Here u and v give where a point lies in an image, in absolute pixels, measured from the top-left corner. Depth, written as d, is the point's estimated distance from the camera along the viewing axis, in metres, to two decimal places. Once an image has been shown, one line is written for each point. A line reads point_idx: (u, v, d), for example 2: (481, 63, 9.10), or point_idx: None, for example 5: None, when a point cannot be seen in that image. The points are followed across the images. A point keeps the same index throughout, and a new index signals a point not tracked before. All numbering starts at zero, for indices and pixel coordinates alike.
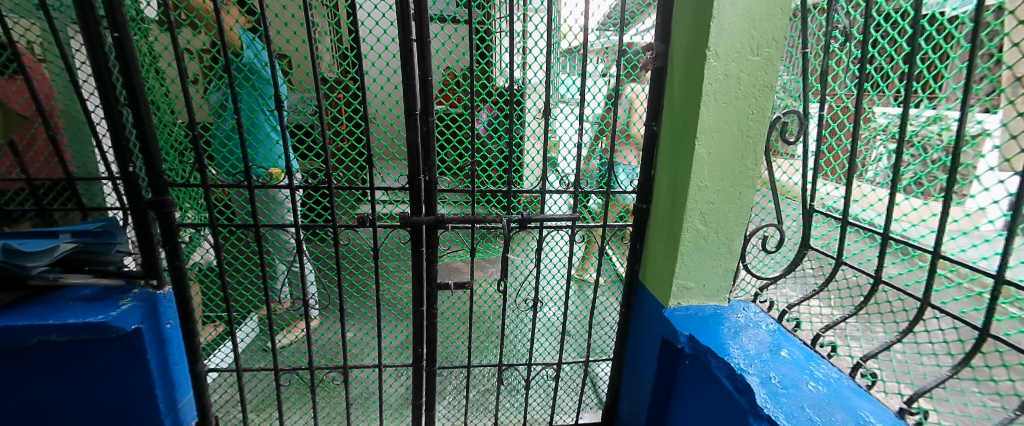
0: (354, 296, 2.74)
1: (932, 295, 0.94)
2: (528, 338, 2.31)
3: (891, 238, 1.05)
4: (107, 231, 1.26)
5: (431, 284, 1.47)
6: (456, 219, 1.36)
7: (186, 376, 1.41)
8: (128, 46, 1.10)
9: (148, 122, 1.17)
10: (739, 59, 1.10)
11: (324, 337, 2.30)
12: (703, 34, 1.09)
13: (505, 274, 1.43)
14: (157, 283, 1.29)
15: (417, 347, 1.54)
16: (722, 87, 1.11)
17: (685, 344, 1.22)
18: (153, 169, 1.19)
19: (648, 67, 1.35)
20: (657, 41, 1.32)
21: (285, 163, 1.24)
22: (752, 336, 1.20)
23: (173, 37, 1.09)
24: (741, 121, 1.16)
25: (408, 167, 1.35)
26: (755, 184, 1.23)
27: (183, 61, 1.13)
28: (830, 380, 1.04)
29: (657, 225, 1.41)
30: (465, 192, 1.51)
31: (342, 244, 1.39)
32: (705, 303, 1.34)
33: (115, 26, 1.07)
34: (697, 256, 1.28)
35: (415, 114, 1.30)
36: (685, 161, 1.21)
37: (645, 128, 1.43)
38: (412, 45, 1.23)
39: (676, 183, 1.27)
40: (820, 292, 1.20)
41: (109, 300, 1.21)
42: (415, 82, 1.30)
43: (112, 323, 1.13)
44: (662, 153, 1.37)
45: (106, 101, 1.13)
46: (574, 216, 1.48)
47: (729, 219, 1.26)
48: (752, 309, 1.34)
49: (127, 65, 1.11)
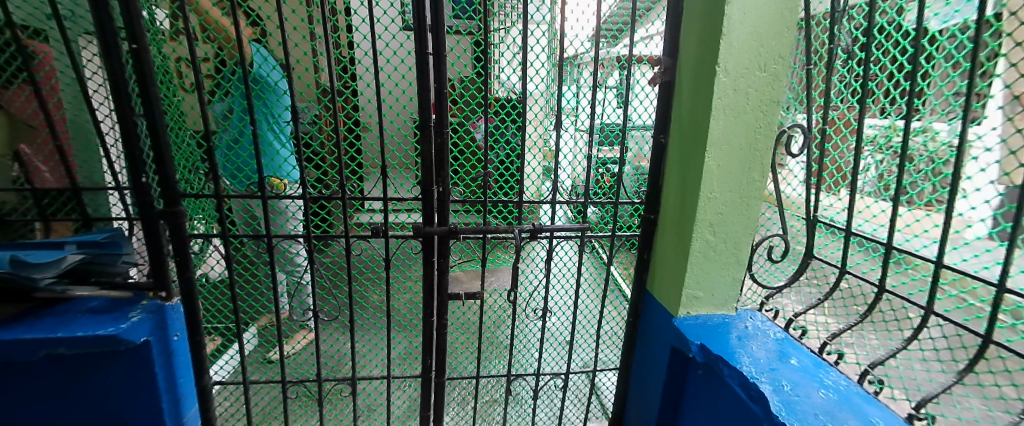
0: (362, 306, 2.72)
1: (935, 304, 0.98)
2: (537, 348, 2.30)
3: (895, 248, 1.09)
4: (113, 242, 1.26)
5: (441, 294, 1.46)
6: (469, 229, 1.36)
7: (192, 389, 1.38)
8: (146, 57, 1.10)
9: (163, 132, 1.17)
10: (747, 75, 1.14)
11: (331, 348, 2.28)
12: (712, 51, 1.13)
13: (516, 284, 1.44)
14: (166, 295, 1.27)
15: (427, 358, 1.52)
16: (731, 101, 1.15)
17: (696, 352, 1.23)
18: (166, 179, 1.18)
19: (657, 81, 1.38)
20: (666, 56, 1.36)
21: (300, 173, 1.24)
22: (761, 344, 1.23)
23: (190, 46, 1.09)
24: (749, 135, 1.20)
25: (421, 177, 1.35)
26: (762, 196, 1.27)
27: (199, 72, 1.13)
28: (840, 387, 1.07)
29: (665, 234, 1.43)
30: (477, 201, 1.48)
31: (353, 254, 1.36)
32: (713, 312, 1.36)
33: (134, 38, 1.08)
34: (707, 267, 1.30)
35: (429, 125, 1.31)
36: (695, 174, 1.24)
37: (654, 140, 1.46)
38: (428, 58, 1.26)
39: (685, 194, 1.30)
40: (825, 301, 1.24)
41: (118, 312, 1.19)
42: (431, 93, 1.31)
43: (122, 336, 1.12)
44: (671, 164, 1.39)
45: (120, 111, 1.12)
46: (584, 226, 1.47)
47: (737, 229, 1.29)
48: (759, 318, 1.37)
49: (144, 76, 1.11)
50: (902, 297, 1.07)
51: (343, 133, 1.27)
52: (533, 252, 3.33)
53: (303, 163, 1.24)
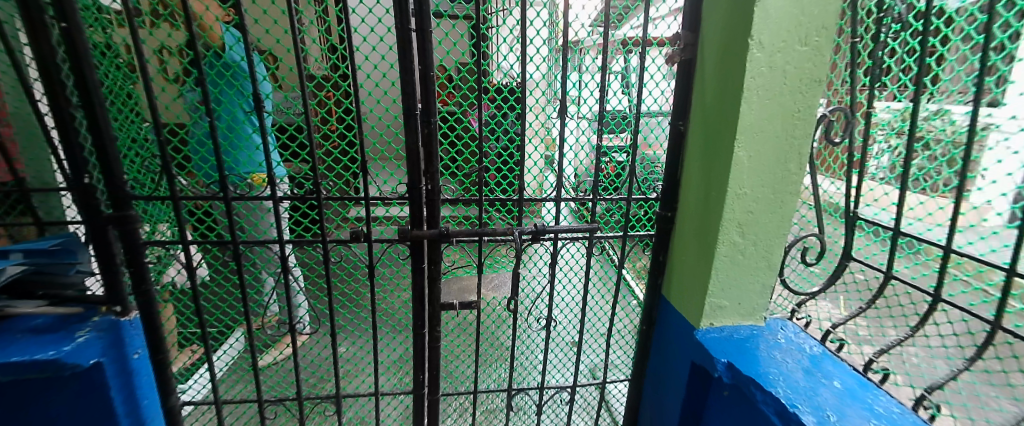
0: (347, 307, 2.58)
1: (1004, 318, 0.84)
2: (541, 361, 2.13)
3: (952, 252, 0.96)
4: (66, 250, 1.11)
5: (433, 304, 1.31)
6: (463, 232, 1.21)
7: (159, 411, 1.24)
8: (79, 38, 0.94)
9: (106, 126, 1.01)
10: (786, 49, 0.97)
11: (314, 355, 2.14)
12: (744, 22, 0.96)
13: (516, 292, 1.28)
14: (122, 310, 1.13)
15: (418, 374, 1.38)
16: (766, 81, 0.98)
17: (723, 372, 1.08)
18: (113, 180, 1.03)
19: (674, 60, 1.21)
20: (685, 30, 1.18)
21: (266, 171, 1.08)
22: (796, 361, 1.07)
23: (131, 25, 0.93)
24: (785, 120, 1.02)
25: (407, 173, 1.19)
26: (798, 191, 1.10)
27: (143, 56, 0.97)
28: (895, 417, 0.91)
29: (684, 234, 1.27)
30: (472, 200, 1.32)
31: (333, 262, 1.21)
32: (739, 323, 1.20)
33: (63, 15, 0.91)
34: (733, 273, 1.14)
35: (415, 113, 1.14)
36: (722, 167, 1.06)
37: (670, 128, 1.29)
38: (411, 35, 1.08)
39: (709, 190, 1.14)
40: (867, 311, 1.11)
41: (64, 331, 1.06)
42: (416, 78, 1.14)
43: (65, 360, 0.99)
44: (691, 156, 1.22)
45: (53, 102, 0.97)
46: (591, 227, 1.30)
47: (769, 229, 1.12)
48: (791, 329, 1.21)
49: (77, 60, 0.95)
50: (961, 308, 0.93)
51: (316, 125, 1.10)
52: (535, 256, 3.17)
53: (270, 159, 1.08)
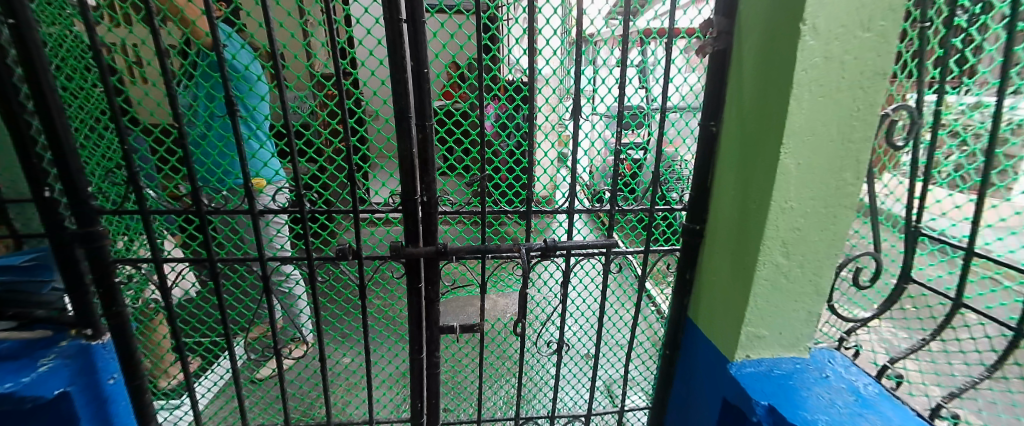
0: (343, 320, 2.45)
1: None
2: (552, 387, 1.99)
3: None
4: (41, 266, 1.05)
5: (431, 328, 1.19)
6: (462, 249, 1.07)
7: None
8: (30, 36, 0.84)
9: (66, 134, 0.91)
10: (846, 36, 0.80)
11: (303, 375, 2.01)
12: (796, 2, 0.79)
13: (523, 314, 1.14)
14: (92, 333, 1.04)
15: (416, 402, 1.26)
16: (821, 74, 0.81)
17: (762, 416, 0.92)
18: (75, 194, 0.93)
19: (706, 50, 1.04)
20: (719, 16, 1.01)
21: (243, 182, 0.97)
22: (851, 407, 0.90)
23: (85, 19, 0.82)
24: (842, 120, 0.85)
25: (400, 184, 1.06)
26: (855, 205, 0.93)
27: (100, 55, 0.86)
28: None
29: (716, 251, 1.11)
30: (475, 212, 1.18)
31: (320, 280, 1.10)
32: (780, 354, 1.04)
33: (9, 10, 0.81)
34: (775, 299, 0.98)
35: (408, 116, 1.00)
36: (764, 176, 0.90)
37: (700, 129, 1.13)
38: (402, 27, 0.94)
39: (747, 201, 0.97)
40: (933, 344, 0.95)
41: (29, 358, 0.99)
42: (408, 76, 1.00)
43: (23, 393, 0.92)
44: (726, 161, 1.06)
45: (5, 108, 0.87)
46: (609, 242, 1.15)
47: (818, 248, 0.95)
48: (841, 362, 1.05)
49: (29, 62, 0.84)
50: None
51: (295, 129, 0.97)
52: (546, 272, 3.01)
53: (246, 169, 0.96)
